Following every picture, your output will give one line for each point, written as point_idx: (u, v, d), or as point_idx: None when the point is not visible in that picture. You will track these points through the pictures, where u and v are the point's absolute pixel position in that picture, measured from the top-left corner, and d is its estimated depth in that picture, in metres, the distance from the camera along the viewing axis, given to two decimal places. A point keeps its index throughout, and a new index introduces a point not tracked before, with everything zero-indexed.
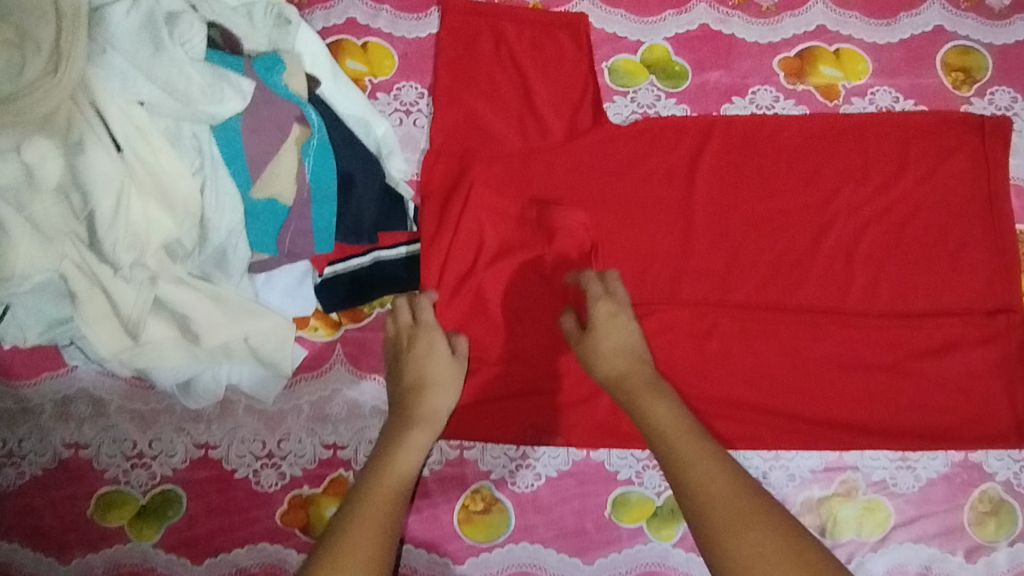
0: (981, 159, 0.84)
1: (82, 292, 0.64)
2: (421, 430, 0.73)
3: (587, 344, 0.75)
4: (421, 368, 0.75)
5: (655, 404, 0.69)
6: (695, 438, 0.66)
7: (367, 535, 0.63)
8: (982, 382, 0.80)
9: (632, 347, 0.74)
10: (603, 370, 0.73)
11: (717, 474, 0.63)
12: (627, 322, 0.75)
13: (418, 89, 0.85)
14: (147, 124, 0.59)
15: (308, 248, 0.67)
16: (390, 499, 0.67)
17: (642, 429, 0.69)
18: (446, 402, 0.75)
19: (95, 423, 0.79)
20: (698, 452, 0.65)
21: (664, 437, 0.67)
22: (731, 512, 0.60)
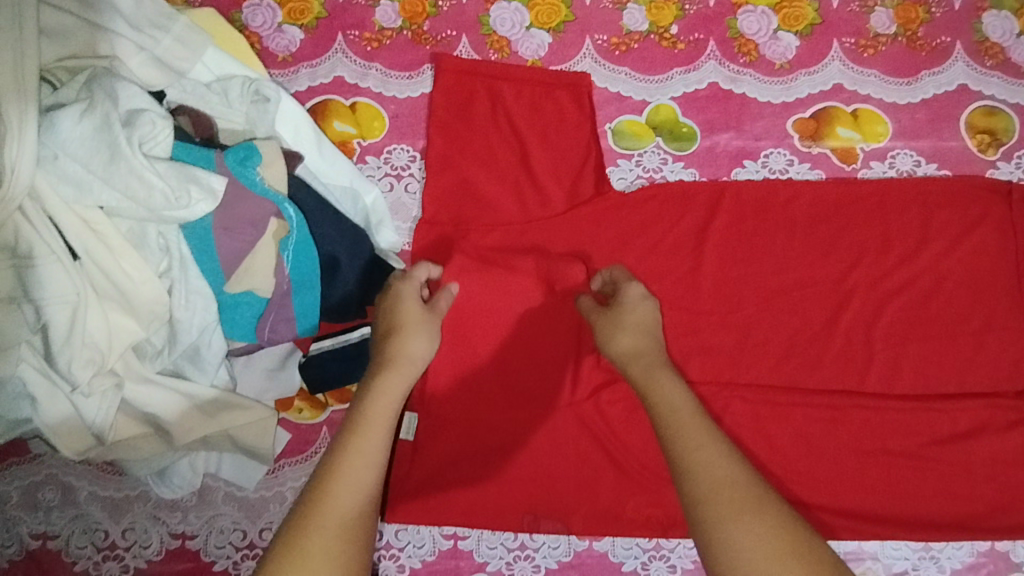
0: (1008, 229, 0.79)
1: (43, 397, 0.60)
2: (398, 372, 0.64)
3: (609, 318, 0.71)
4: (395, 313, 0.68)
5: (666, 386, 0.64)
6: (698, 418, 0.61)
7: (342, 499, 0.55)
8: (1010, 468, 0.75)
9: (652, 326, 0.70)
10: (623, 345, 0.69)
11: (719, 459, 0.57)
12: (650, 305, 0.71)
13: (409, 152, 0.81)
14: (108, 228, 0.53)
15: (289, 335, 0.62)
16: (371, 436, 0.59)
17: (649, 411, 0.63)
18: (425, 349, 0.67)
19: (64, 512, 0.74)
20: (702, 435, 0.59)
21: (668, 413, 0.61)
22: (726, 497, 0.54)
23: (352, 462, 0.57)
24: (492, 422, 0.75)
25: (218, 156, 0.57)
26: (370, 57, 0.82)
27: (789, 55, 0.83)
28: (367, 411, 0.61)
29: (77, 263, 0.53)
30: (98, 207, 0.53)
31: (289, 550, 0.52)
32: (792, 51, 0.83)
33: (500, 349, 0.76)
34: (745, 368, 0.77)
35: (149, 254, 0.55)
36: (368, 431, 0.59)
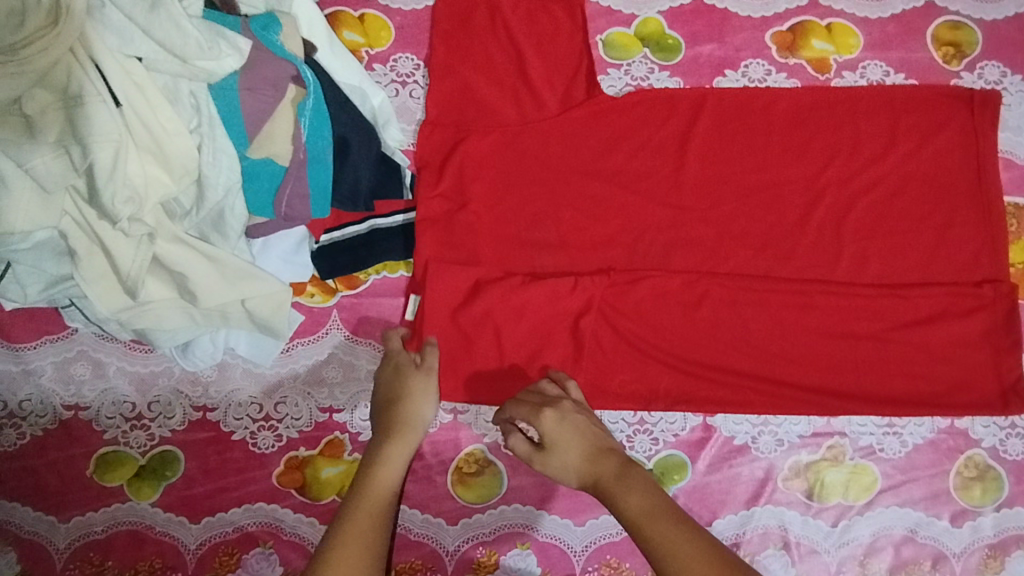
0: (970, 132, 0.85)
1: (82, 251, 0.65)
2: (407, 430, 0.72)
3: (545, 457, 0.70)
4: (398, 384, 0.75)
5: (626, 492, 0.62)
6: (668, 509, 0.59)
7: (357, 539, 0.60)
8: (968, 351, 0.82)
9: (593, 440, 0.68)
10: (575, 472, 0.68)
11: (640, 493, 0.61)
12: (578, 420, 0.70)
13: (414, 61, 0.87)
14: (146, 81, 0.59)
15: (304, 212, 0.69)
16: (390, 470, 0.68)
17: (618, 518, 0.61)
18: (427, 398, 0.75)
19: (95, 385, 0.80)
20: (626, 477, 0.63)
21: (641, 525, 0.59)
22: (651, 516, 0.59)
23: (358, 525, 0.62)
24: None
25: (245, 22, 0.62)
26: None
27: None
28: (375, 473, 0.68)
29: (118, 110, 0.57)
30: (137, 59, 0.58)
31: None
32: None
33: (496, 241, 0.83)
34: (724, 260, 0.83)
35: (181, 110, 0.61)
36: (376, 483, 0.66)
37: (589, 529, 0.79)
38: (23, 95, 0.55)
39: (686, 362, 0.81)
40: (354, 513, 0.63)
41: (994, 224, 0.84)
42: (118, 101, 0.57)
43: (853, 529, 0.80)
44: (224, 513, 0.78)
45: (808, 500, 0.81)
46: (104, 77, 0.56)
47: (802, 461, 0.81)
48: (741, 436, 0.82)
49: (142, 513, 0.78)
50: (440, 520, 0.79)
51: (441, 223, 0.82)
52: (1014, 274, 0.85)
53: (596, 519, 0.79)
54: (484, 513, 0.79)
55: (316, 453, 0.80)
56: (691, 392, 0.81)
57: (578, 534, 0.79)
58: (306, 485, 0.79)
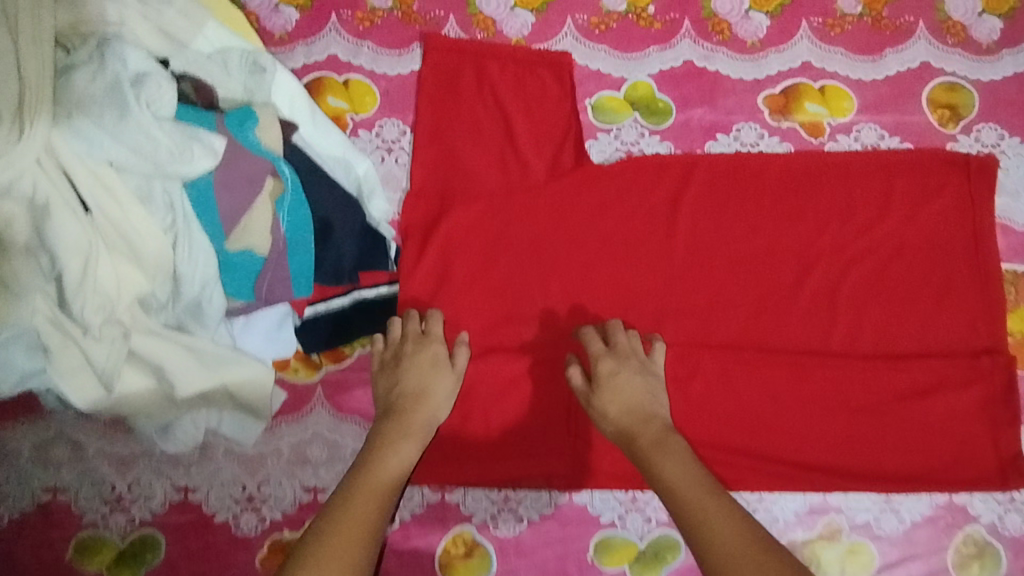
0: (967, 198, 0.83)
1: (55, 347, 0.63)
2: (416, 426, 0.72)
3: (591, 398, 0.74)
4: (420, 381, 0.74)
5: (668, 458, 0.67)
6: (702, 484, 0.64)
7: (355, 534, 0.61)
8: (965, 424, 0.80)
9: (638, 402, 0.73)
10: (617, 419, 0.72)
11: (684, 467, 0.66)
12: (636, 377, 0.74)
13: (400, 126, 0.85)
14: (117, 184, 0.58)
15: (286, 295, 0.66)
16: (391, 465, 0.68)
17: (653, 482, 0.67)
18: (444, 399, 0.75)
19: (73, 467, 0.78)
20: (668, 445, 0.69)
21: (678, 493, 0.64)
22: (697, 491, 0.64)
23: (361, 514, 0.62)
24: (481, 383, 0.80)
25: (220, 118, 0.62)
26: (361, 35, 0.86)
27: (760, 34, 0.87)
28: (383, 466, 0.67)
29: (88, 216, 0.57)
30: (108, 162, 0.57)
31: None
32: (763, 30, 0.87)
33: (484, 313, 0.81)
34: (717, 331, 0.82)
35: (154, 210, 0.59)
36: (379, 478, 0.66)
37: None
38: None
39: None
40: (356, 504, 0.63)
41: (992, 292, 0.82)
42: (87, 208, 0.57)
43: None
44: None
45: None
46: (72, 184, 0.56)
47: (797, 539, 0.78)
48: None
49: None
50: None
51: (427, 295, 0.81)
52: (1015, 344, 0.83)
53: None
54: None
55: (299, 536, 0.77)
56: None
57: None
58: None
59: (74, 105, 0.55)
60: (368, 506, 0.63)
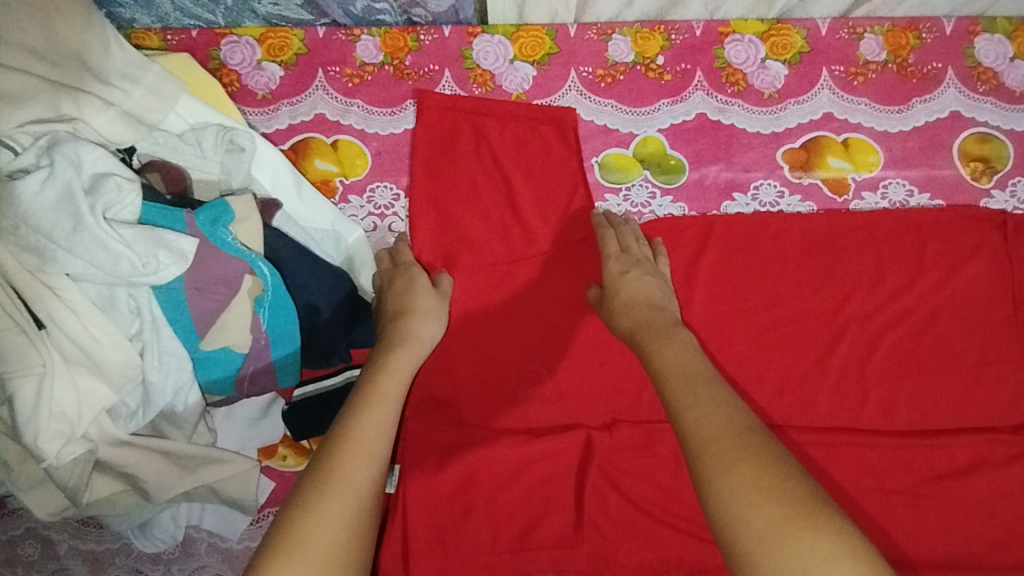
0: (1004, 259, 0.77)
1: (15, 462, 0.59)
2: (409, 344, 0.65)
3: (604, 303, 0.71)
4: (404, 297, 0.69)
5: (665, 347, 0.62)
6: (695, 372, 0.58)
7: (354, 467, 0.53)
8: (1011, 506, 0.74)
9: (645, 298, 0.68)
10: (623, 326, 0.67)
11: (679, 354, 0.60)
12: (643, 276, 0.70)
13: (393, 190, 0.79)
14: (75, 296, 0.55)
15: (272, 386, 0.62)
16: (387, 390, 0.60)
17: (651, 374, 0.61)
18: (436, 316, 0.68)
19: (43, 567, 0.72)
20: (666, 339, 0.63)
21: (669, 378, 0.58)
22: (681, 375, 0.58)
23: (363, 436, 0.55)
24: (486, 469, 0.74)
25: (190, 216, 0.58)
26: (351, 93, 0.80)
27: (778, 84, 0.81)
28: (378, 384, 0.60)
29: (44, 331, 0.54)
30: (65, 274, 0.55)
31: (296, 524, 0.48)
32: (780, 80, 0.81)
33: (487, 393, 0.76)
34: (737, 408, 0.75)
35: (120, 317, 0.57)
36: (379, 395, 0.58)
37: None
38: None
39: (700, 524, 0.73)
40: (353, 435, 0.55)
41: None
42: (41, 324, 0.54)
43: None
44: None
45: None
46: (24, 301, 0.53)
47: None
48: None
49: None
50: None
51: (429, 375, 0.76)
52: None
53: None
54: None
55: None
56: (708, 561, 0.72)
57: None
58: None
59: (23, 219, 0.53)
60: (369, 433, 0.55)
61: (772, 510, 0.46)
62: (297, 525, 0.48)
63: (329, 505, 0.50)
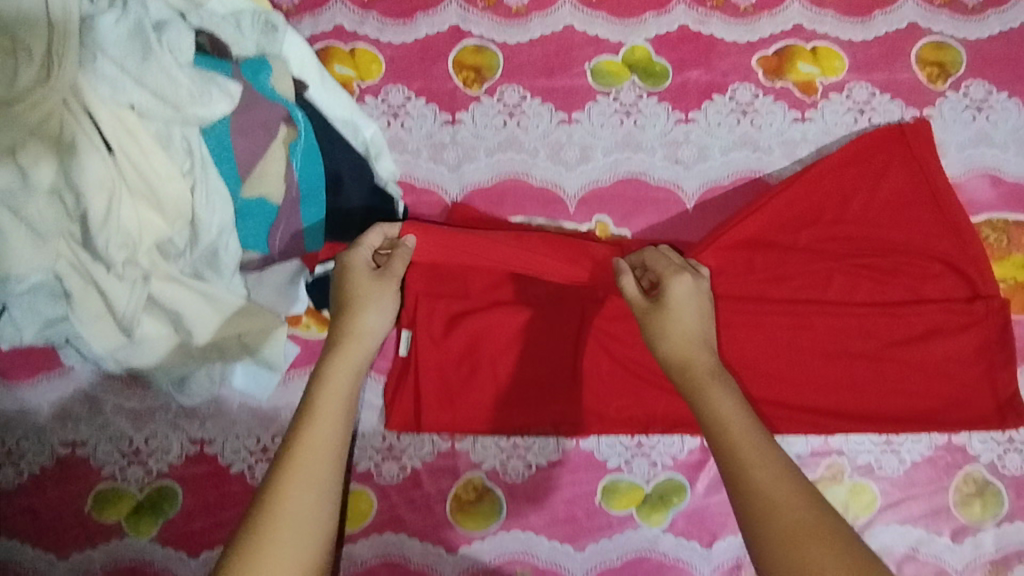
0: (912, 162, 0.85)
1: (77, 290, 0.66)
2: (353, 345, 0.70)
3: (656, 317, 0.71)
4: (349, 291, 0.72)
5: (721, 395, 0.65)
6: (750, 425, 0.63)
7: (293, 502, 0.60)
8: (965, 367, 0.83)
9: (700, 331, 0.70)
10: (670, 354, 0.69)
11: (736, 410, 0.64)
12: (702, 307, 0.72)
13: (405, 92, 0.88)
14: (138, 126, 0.62)
15: (298, 246, 0.75)
16: (330, 408, 0.66)
17: (703, 419, 0.65)
18: (383, 315, 0.72)
19: (92, 422, 0.80)
20: (717, 385, 0.66)
21: (726, 428, 0.63)
22: (745, 432, 0.62)
23: (301, 468, 0.62)
24: (492, 341, 0.82)
25: (235, 67, 0.68)
26: (366, 7, 0.89)
27: None
28: (320, 404, 0.66)
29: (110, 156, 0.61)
30: (130, 106, 0.62)
31: (249, 558, 0.57)
32: None
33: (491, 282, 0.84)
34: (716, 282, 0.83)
35: (174, 154, 0.64)
36: (320, 419, 0.65)
37: (590, 554, 0.81)
38: (16, 146, 0.58)
39: None
40: (296, 470, 0.62)
41: (970, 245, 0.84)
42: (110, 149, 0.61)
43: None
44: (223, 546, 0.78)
45: None
46: (97, 124, 0.60)
47: None
48: None
49: (141, 548, 0.78)
50: (441, 548, 0.81)
51: (435, 250, 0.80)
52: (1006, 290, 0.86)
53: (596, 544, 0.81)
54: (484, 541, 0.81)
55: None
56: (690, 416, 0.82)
57: (579, 560, 0.80)
58: None
59: (99, 49, 0.60)
60: (309, 466, 0.62)
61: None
62: (243, 556, 0.57)
63: (272, 541, 0.58)
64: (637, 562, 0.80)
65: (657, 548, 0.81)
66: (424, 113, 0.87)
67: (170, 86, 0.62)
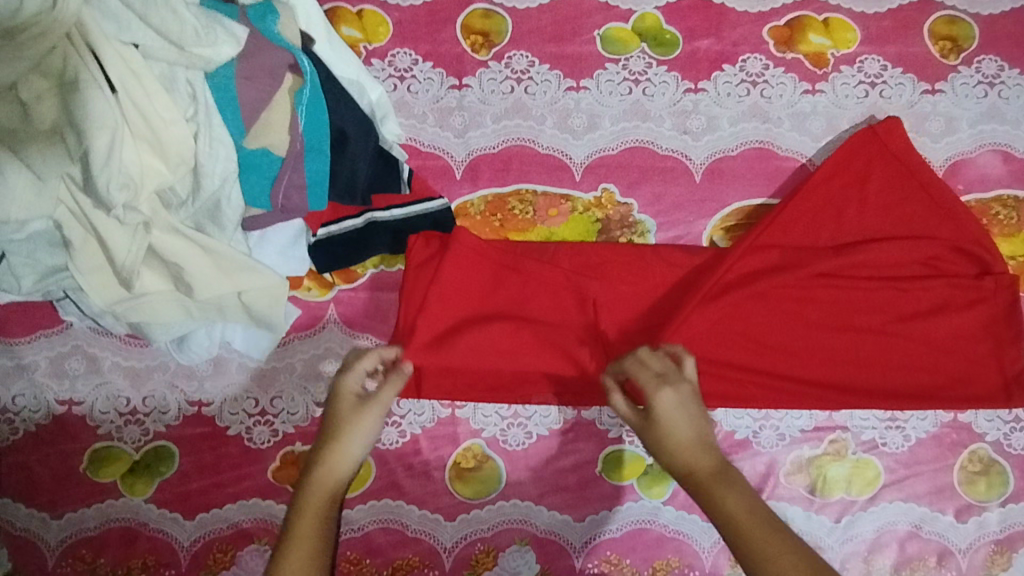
0: (893, 159, 0.83)
1: (77, 240, 0.68)
2: (332, 467, 0.68)
3: (651, 431, 0.68)
4: (338, 413, 0.71)
5: (729, 494, 0.63)
6: (768, 523, 0.61)
7: None
8: (971, 343, 0.82)
9: (699, 430, 0.67)
10: (667, 461, 0.67)
11: (747, 505, 0.62)
12: (692, 407, 0.68)
13: (412, 56, 0.87)
14: (142, 67, 0.63)
15: (301, 204, 0.73)
16: (311, 532, 0.64)
17: (716, 522, 0.63)
18: (367, 432, 0.70)
19: (89, 380, 0.79)
20: (728, 487, 0.64)
21: (742, 533, 0.60)
22: (761, 532, 0.60)
23: None
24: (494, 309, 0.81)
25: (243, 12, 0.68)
26: None
27: None
28: (300, 533, 0.64)
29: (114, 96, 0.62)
30: (134, 47, 0.63)
31: None
32: None
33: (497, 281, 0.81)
34: (718, 294, 0.81)
35: (178, 99, 0.66)
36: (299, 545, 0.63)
37: (588, 524, 0.79)
38: (19, 80, 0.60)
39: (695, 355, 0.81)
40: None
41: (967, 229, 0.83)
42: (114, 88, 0.62)
43: (857, 525, 0.81)
44: (219, 509, 0.78)
45: (811, 495, 0.81)
46: (101, 63, 0.61)
47: (804, 455, 0.82)
48: (742, 431, 0.82)
49: (136, 508, 0.77)
50: (438, 516, 0.80)
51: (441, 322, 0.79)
52: (1014, 267, 0.85)
53: (595, 515, 0.80)
54: (482, 509, 0.80)
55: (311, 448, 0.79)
56: None
57: (577, 530, 0.79)
58: None
59: None
60: None
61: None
62: None
63: None
64: (636, 533, 0.79)
65: (658, 519, 0.80)
66: (431, 76, 0.86)
67: (175, 25, 0.63)
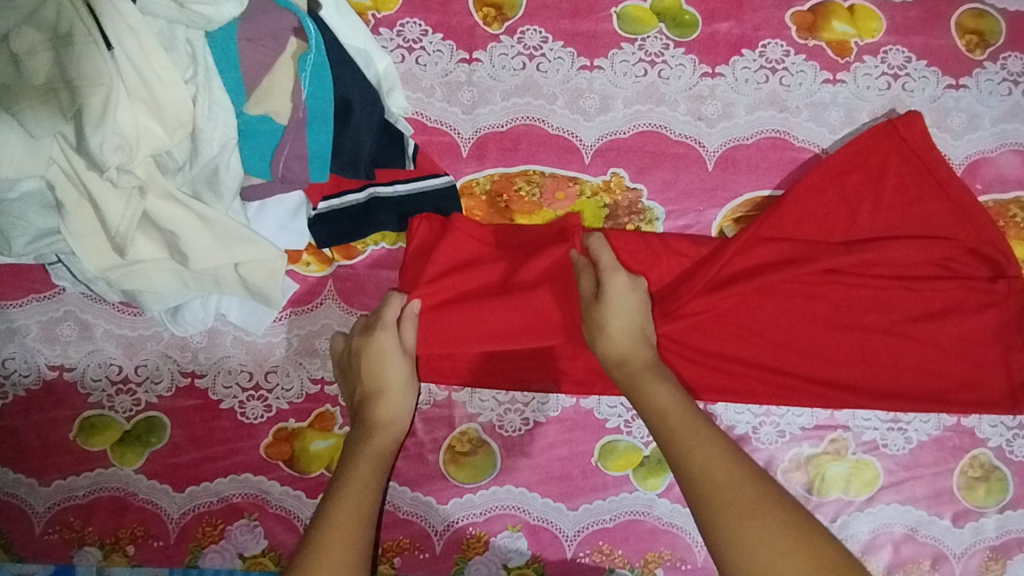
0: (912, 156, 0.81)
1: (69, 202, 0.66)
2: (383, 426, 0.71)
3: (596, 317, 0.72)
4: (376, 372, 0.72)
5: (655, 386, 0.67)
6: (688, 409, 0.65)
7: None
8: (980, 347, 0.80)
9: (636, 328, 0.72)
10: (608, 349, 0.71)
11: (667, 393, 0.67)
12: (640, 303, 0.72)
13: (422, 26, 0.84)
14: (140, 24, 0.61)
15: (302, 174, 0.70)
16: (361, 485, 0.66)
17: (643, 412, 0.67)
18: (407, 387, 0.73)
19: (80, 346, 0.78)
20: (654, 381, 0.68)
21: (665, 417, 0.65)
22: (676, 414, 0.65)
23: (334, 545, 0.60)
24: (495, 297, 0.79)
25: None
26: None
27: None
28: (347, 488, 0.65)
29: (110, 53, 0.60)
30: (131, 2, 0.61)
31: None
32: None
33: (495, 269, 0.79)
34: (728, 290, 0.79)
35: (177, 58, 0.63)
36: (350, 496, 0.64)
37: (582, 514, 0.79)
38: (11, 32, 0.58)
39: (697, 348, 0.80)
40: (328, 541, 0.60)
41: (984, 231, 0.81)
42: (110, 45, 0.59)
43: (852, 525, 0.80)
44: (210, 483, 0.77)
45: (808, 493, 0.80)
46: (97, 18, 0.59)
47: (803, 453, 0.81)
48: (741, 426, 0.81)
49: (125, 479, 0.76)
50: (431, 499, 0.79)
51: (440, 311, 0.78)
52: None
53: (589, 505, 0.79)
54: (475, 494, 0.79)
55: (305, 426, 0.78)
56: (693, 380, 0.80)
57: (570, 519, 0.79)
58: (294, 458, 0.77)
59: None
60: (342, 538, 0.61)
61: (795, 557, 0.53)
62: None
63: None
64: (630, 524, 0.79)
65: (652, 511, 0.79)
66: (441, 49, 0.83)
67: None
